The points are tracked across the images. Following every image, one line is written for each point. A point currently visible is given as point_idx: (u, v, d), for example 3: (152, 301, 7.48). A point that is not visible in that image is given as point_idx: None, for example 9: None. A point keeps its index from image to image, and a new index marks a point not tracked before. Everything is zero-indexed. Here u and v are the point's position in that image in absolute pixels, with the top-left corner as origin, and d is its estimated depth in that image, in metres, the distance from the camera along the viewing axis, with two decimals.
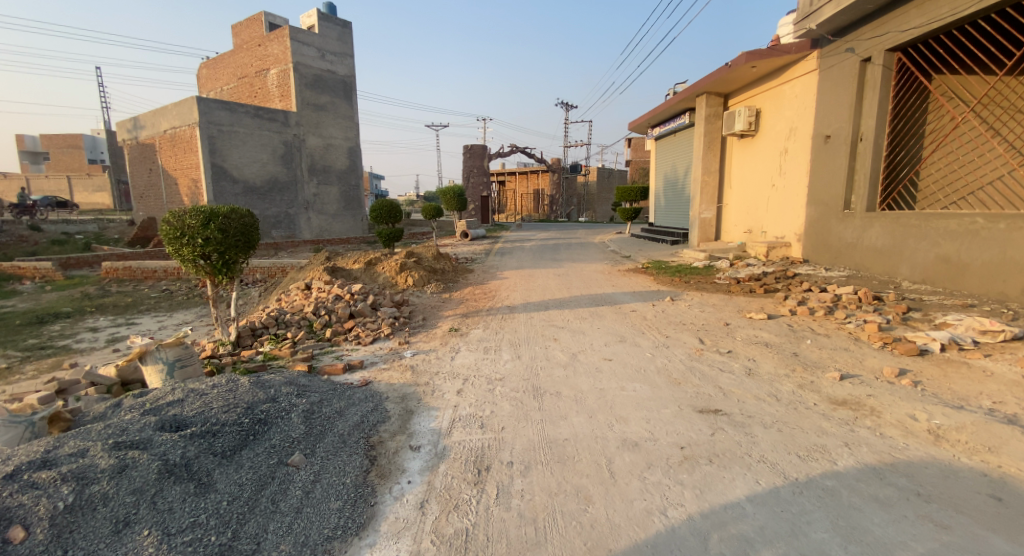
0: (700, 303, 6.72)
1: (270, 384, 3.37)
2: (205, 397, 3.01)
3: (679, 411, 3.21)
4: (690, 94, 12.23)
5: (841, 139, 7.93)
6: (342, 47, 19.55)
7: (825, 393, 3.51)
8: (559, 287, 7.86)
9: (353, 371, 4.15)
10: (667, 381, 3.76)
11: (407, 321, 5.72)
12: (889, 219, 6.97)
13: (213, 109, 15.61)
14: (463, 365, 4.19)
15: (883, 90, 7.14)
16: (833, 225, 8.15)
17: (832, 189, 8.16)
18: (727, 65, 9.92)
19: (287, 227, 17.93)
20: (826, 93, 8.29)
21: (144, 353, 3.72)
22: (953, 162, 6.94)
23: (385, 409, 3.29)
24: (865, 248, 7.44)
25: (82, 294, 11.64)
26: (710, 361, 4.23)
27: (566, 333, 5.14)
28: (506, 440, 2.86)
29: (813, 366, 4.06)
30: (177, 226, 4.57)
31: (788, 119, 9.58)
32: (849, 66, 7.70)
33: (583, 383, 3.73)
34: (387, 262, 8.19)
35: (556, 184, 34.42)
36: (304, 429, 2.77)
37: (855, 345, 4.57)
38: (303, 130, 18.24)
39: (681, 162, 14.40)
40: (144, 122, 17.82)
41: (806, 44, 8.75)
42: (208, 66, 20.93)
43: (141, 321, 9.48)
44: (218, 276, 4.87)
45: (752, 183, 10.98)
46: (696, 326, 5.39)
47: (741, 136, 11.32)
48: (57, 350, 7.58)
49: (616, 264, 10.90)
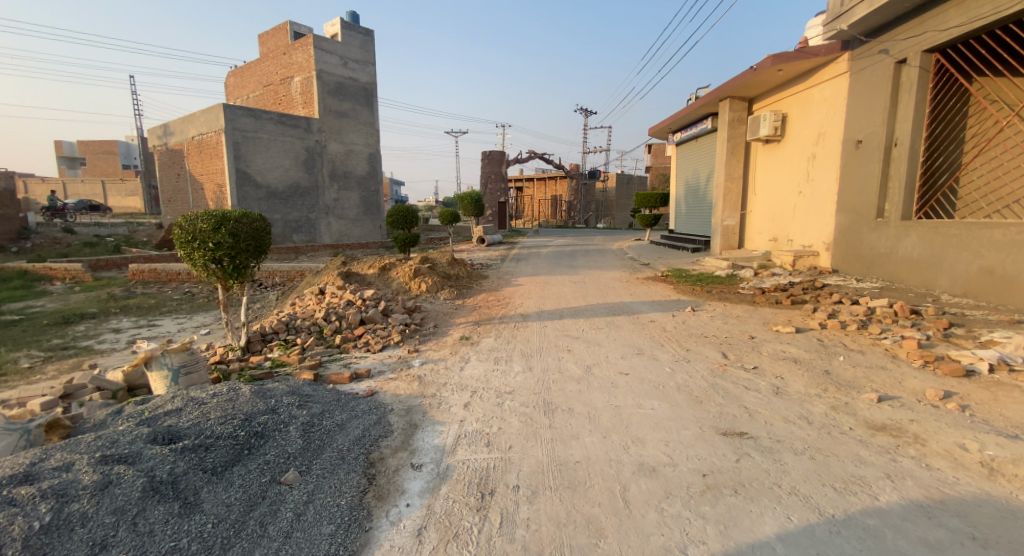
0: (723, 314, 6.43)
1: (272, 393, 3.25)
2: (204, 407, 2.90)
3: (701, 433, 2.99)
4: (712, 98, 11.95)
5: (873, 144, 7.57)
6: (365, 55, 19.80)
7: (862, 416, 3.25)
8: (575, 295, 7.64)
9: (360, 381, 4.03)
10: (688, 398, 3.54)
11: (418, 329, 5.59)
12: (927, 228, 6.59)
13: (238, 115, 15.90)
14: (473, 377, 4.02)
15: (919, 92, 6.81)
16: (865, 234, 7.77)
17: (864, 196, 7.79)
18: (752, 69, 9.63)
19: (307, 231, 18.11)
20: (858, 97, 7.95)
21: (149, 358, 3.63)
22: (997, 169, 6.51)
23: (388, 422, 3.14)
24: (899, 259, 7.05)
25: (108, 295, 11.90)
26: (734, 378, 3.98)
27: (581, 344, 4.94)
28: (513, 461, 2.69)
29: (847, 386, 3.78)
30: (189, 230, 4.54)
31: (816, 124, 9.22)
32: (882, 69, 7.36)
33: (597, 399, 3.52)
34: (401, 268, 8.11)
35: (575, 191, 34.17)
36: (302, 444, 2.64)
37: (893, 363, 4.27)
38: (325, 136, 18.47)
39: (703, 167, 14.06)
40: (173, 128, 18.30)
41: (835, 46, 8.43)
42: (235, 74, 21.43)
43: (161, 323, 9.61)
44: (229, 281, 4.83)
45: (777, 189, 10.61)
46: (719, 339, 5.13)
47: (766, 142, 10.97)
48: (79, 351, 7.69)
49: (635, 271, 10.64)
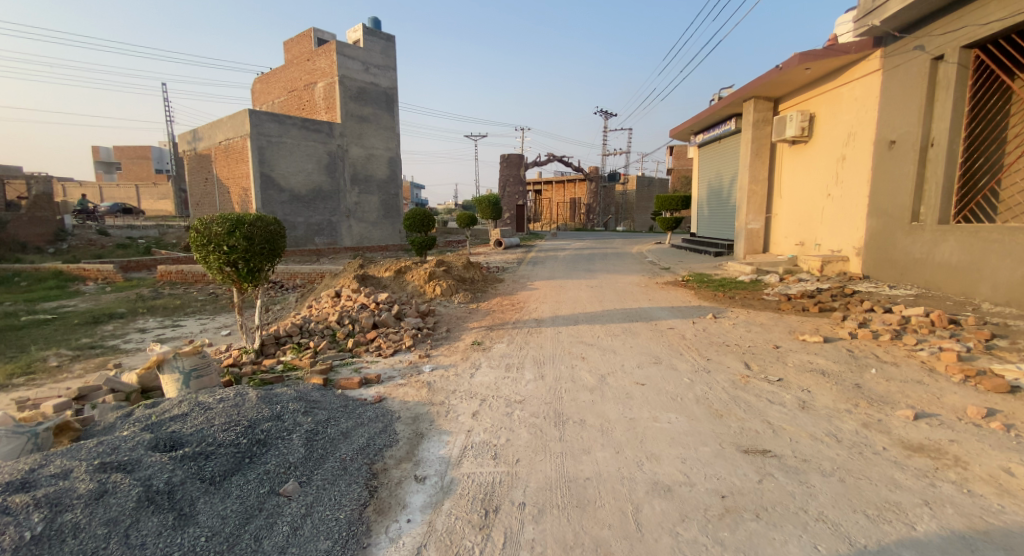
0: (747, 322, 6.19)
1: (278, 398, 3.21)
2: (210, 412, 2.87)
3: (720, 451, 2.84)
4: (736, 99, 11.65)
5: (907, 144, 7.23)
6: (386, 60, 20.00)
7: (896, 435, 3.04)
8: (591, 300, 7.49)
9: (369, 386, 3.98)
10: (708, 412, 3.38)
11: (430, 333, 5.52)
12: (966, 233, 6.24)
13: (263, 121, 16.20)
14: (483, 385, 3.92)
15: (957, 90, 6.47)
16: (898, 238, 7.42)
17: (897, 199, 7.44)
18: (778, 68, 9.34)
19: (328, 234, 18.34)
20: (891, 95, 7.61)
21: (161, 361, 3.63)
22: None
23: (394, 430, 3.06)
24: (936, 264, 6.70)
25: (137, 296, 12.22)
26: (757, 391, 3.79)
27: (596, 352, 4.80)
28: (520, 475, 2.58)
29: (880, 402, 3.56)
30: (204, 233, 4.56)
31: (846, 124, 8.88)
32: (917, 66, 7.03)
33: (611, 410, 3.38)
34: (416, 271, 8.08)
35: (594, 194, 33.87)
36: (304, 453, 2.58)
37: (930, 377, 4.01)
38: (346, 141, 18.71)
39: (727, 169, 13.70)
40: (201, 133, 18.78)
41: (867, 43, 8.09)
42: (261, 80, 21.90)
43: (185, 323, 9.79)
44: (243, 284, 4.85)
45: (805, 192, 10.24)
46: (741, 348, 4.92)
47: (793, 143, 10.61)
48: (105, 350, 7.87)
49: (655, 276, 10.41)
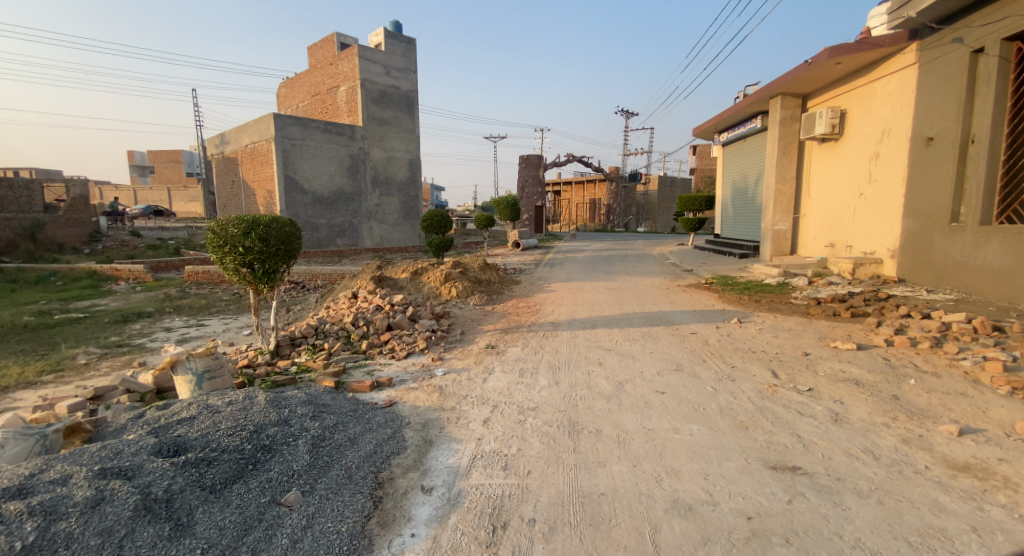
0: (773, 327, 5.93)
1: (287, 401, 3.15)
2: (217, 415, 2.83)
3: (746, 467, 2.67)
4: (762, 96, 11.29)
5: (946, 141, 6.85)
6: (407, 63, 20.12)
7: (939, 452, 2.81)
8: (610, 303, 7.31)
9: (381, 389, 3.91)
10: (732, 424, 3.20)
11: (444, 336, 5.44)
12: (1011, 234, 5.87)
13: (287, 124, 16.46)
14: (495, 390, 3.81)
15: (999, 84, 6.12)
16: (936, 240, 7.03)
17: (935, 198, 7.06)
18: (806, 63, 9.01)
19: (350, 235, 18.52)
20: (927, 89, 7.24)
21: (175, 362, 3.61)
22: None
23: (403, 437, 2.97)
24: (977, 268, 6.31)
25: (165, 295, 12.55)
26: (785, 401, 3.59)
27: (614, 357, 4.64)
28: (531, 489, 2.46)
29: (920, 416, 3.31)
30: (220, 234, 4.58)
31: (879, 120, 8.49)
32: (955, 58, 6.67)
33: (628, 420, 3.23)
34: (432, 272, 8.02)
35: (614, 194, 33.46)
36: (308, 460, 2.50)
37: (974, 389, 3.73)
38: (367, 143, 18.88)
39: (752, 168, 13.30)
40: (228, 137, 19.22)
41: (902, 35, 7.71)
42: (286, 85, 22.32)
43: (209, 323, 9.96)
44: (259, 285, 4.84)
45: (835, 191, 9.83)
46: (768, 355, 4.69)
47: (822, 140, 10.22)
48: (131, 349, 8.04)
49: (676, 278, 10.16)
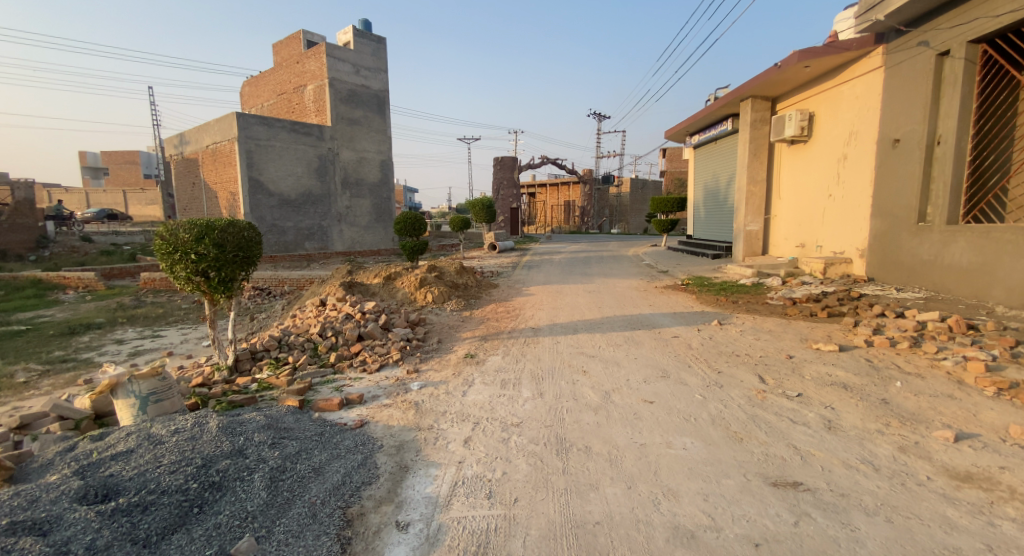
0: (755, 329, 5.87)
1: (242, 425, 2.83)
2: (159, 447, 2.50)
3: (746, 484, 2.50)
4: (733, 98, 11.38)
5: (912, 142, 6.97)
6: (377, 62, 19.62)
7: (938, 461, 2.72)
8: (590, 306, 7.13)
9: (351, 408, 3.60)
10: (726, 435, 3.04)
11: (420, 345, 5.14)
12: (977, 233, 5.99)
13: (251, 124, 15.78)
14: (476, 405, 3.56)
15: (965, 86, 6.23)
16: (904, 240, 7.15)
17: (902, 199, 7.18)
18: (776, 65, 9.08)
19: (319, 239, 17.87)
20: (893, 92, 7.37)
21: (115, 385, 3.21)
22: None
23: (375, 464, 2.69)
24: (945, 267, 6.42)
25: (118, 304, 11.74)
26: (776, 409, 3.46)
27: (598, 364, 4.45)
28: (518, 521, 2.23)
29: (913, 420, 3.24)
30: (170, 240, 4.17)
31: (847, 122, 8.62)
32: (921, 62, 6.79)
33: (619, 435, 3.03)
34: (406, 277, 7.70)
35: (588, 196, 33.56)
36: (264, 499, 2.20)
37: (960, 391, 3.70)
38: (337, 144, 18.28)
39: (724, 170, 13.43)
40: (187, 137, 18.30)
41: (868, 39, 7.84)
42: (249, 84, 21.47)
43: (165, 334, 9.32)
44: (215, 294, 4.43)
45: (805, 192, 9.96)
46: (753, 359, 4.58)
47: (791, 142, 10.37)
48: (77, 364, 7.39)
49: (654, 279, 10.11)
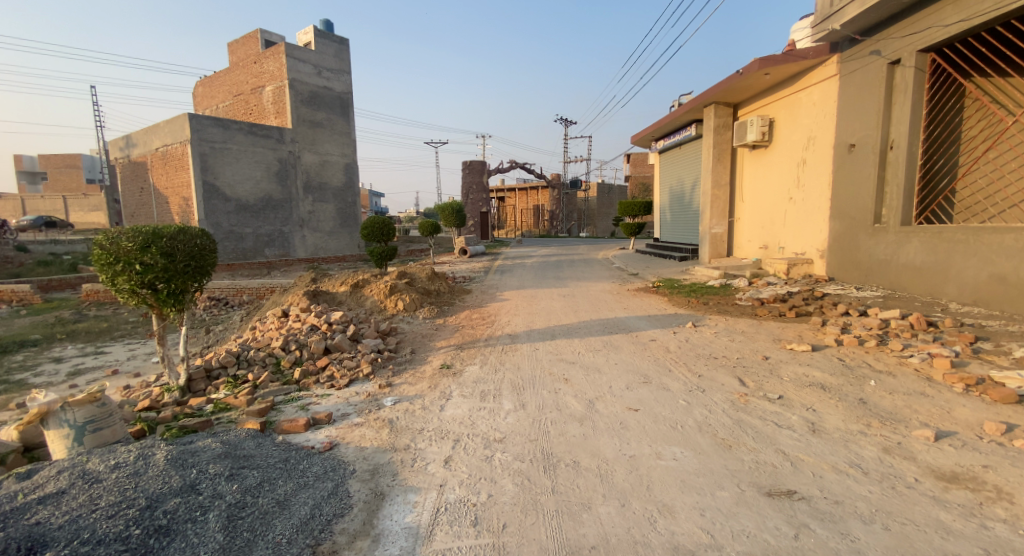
0: (728, 330, 5.89)
1: (194, 456, 2.53)
2: (95, 486, 2.19)
3: (741, 496, 2.41)
4: (696, 104, 11.60)
5: (867, 147, 7.23)
6: (339, 63, 19.08)
7: (923, 462, 2.74)
8: (566, 311, 7.02)
9: (318, 428, 3.34)
10: (714, 443, 2.95)
11: (392, 357, 4.89)
12: (930, 234, 6.22)
13: (205, 126, 15.01)
14: (454, 420, 3.36)
15: (916, 93, 6.48)
16: (861, 240, 7.39)
17: (859, 201, 7.43)
18: (738, 73, 9.29)
19: (280, 245, 17.16)
20: (848, 99, 7.63)
21: (46, 414, 2.84)
22: (992, 174, 6.21)
23: (347, 493, 2.47)
24: (901, 266, 6.66)
25: (57, 319, 10.83)
26: (760, 412, 3.41)
27: (579, 371, 4.32)
28: (508, 550, 2.07)
29: (892, 420, 3.26)
30: (111, 249, 3.78)
31: (805, 128, 8.89)
32: (874, 70, 7.05)
33: (607, 447, 2.90)
34: (375, 285, 7.40)
35: (557, 200, 33.75)
36: (220, 542, 1.95)
37: (931, 388, 3.78)
38: (298, 147, 17.64)
39: (688, 174, 13.70)
40: (135, 140, 17.24)
41: (823, 48, 8.11)
42: (203, 84, 20.51)
43: (111, 350, 8.63)
44: (164, 308, 4.07)
45: (767, 195, 10.23)
46: (731, 361, 4.56)
47: (752, 147, 10.64)
48: (8, 387, 6.69)
49: (625, 282, 10.13)
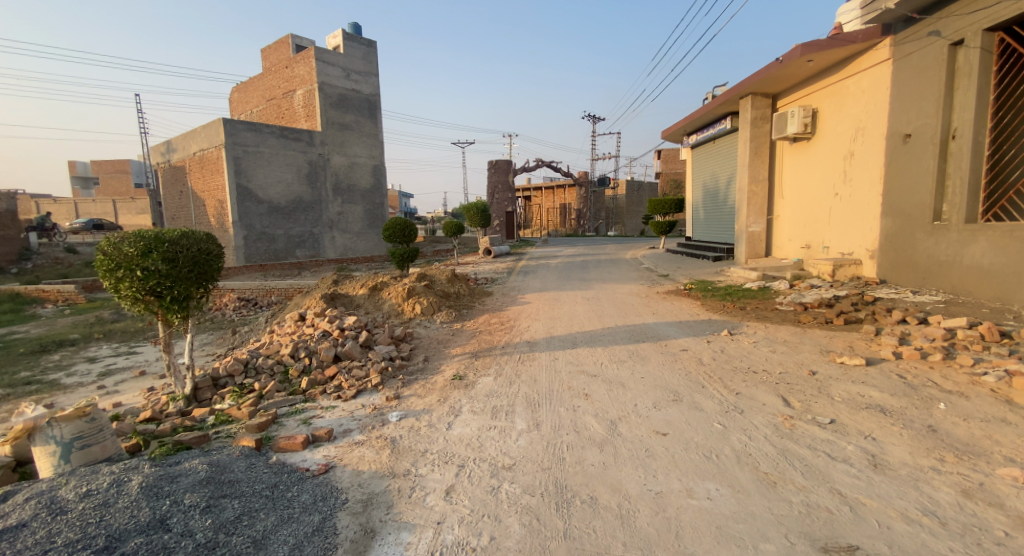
0: (769, 339, 5.39)
1: (173, 483, 2.32)
2: (58, 519, 2.04)
3: (790, 550, 2.03)
4: (731, 96, 10.95)
5: (925, 137, 6.54)
6: (367, 66, 19.16)
7: (1014, 510, 2.27)
8: (591, 316, 6.64)
9: (317, 446, 3.12)
10: (757, 479, 2.55)
11: (403, 366, 4.63)
12: (1000, 232, 5.54)
13: (239, 130, 15.29)
14: (461, 441, 3.07)
15: (982, 77, 5.81)
16: (917, 240, 6.71)
17: (915, 196, 6.73)
18: (778, 60, 8.65)
19: (310, 246, 17.35)
20: (903, 86, 6.94)
21: (32, 430, 2.70)
22: None
23: (334, 529, 2.21)
24: (964, 268, 5.98)
25: (97, 319, 11.17)
26: (808, 441, 2.97)
27: (601, 386, 3.97)
28: None
29: (970, 454, 2.77)
30: (111, 256, 3.66)
31: (853, 118, 8.19)
32: (933, 52, 6.37)
33: (629, 481, 2.55)
34: (394, 287, 7.16)
35: (584, 199, 33.17)
36: None
37: (1014, 414, 3.24)
38: (327, 149, 17.80)
39: (723, 170, 12.98)
40: (174, 145, 17.75)
41: (875, 30, 7.40)
42: (239, 90, 20.97)
43: (143, 351, 8.76)
44: (169, 314, 3.95)
45: (810, 191, 9.51)
46: (773, 377, 4.10)
47: (793, 140, 9.93)
48: (41, 387, 6.79)
49: (655, 284, 9.65)
